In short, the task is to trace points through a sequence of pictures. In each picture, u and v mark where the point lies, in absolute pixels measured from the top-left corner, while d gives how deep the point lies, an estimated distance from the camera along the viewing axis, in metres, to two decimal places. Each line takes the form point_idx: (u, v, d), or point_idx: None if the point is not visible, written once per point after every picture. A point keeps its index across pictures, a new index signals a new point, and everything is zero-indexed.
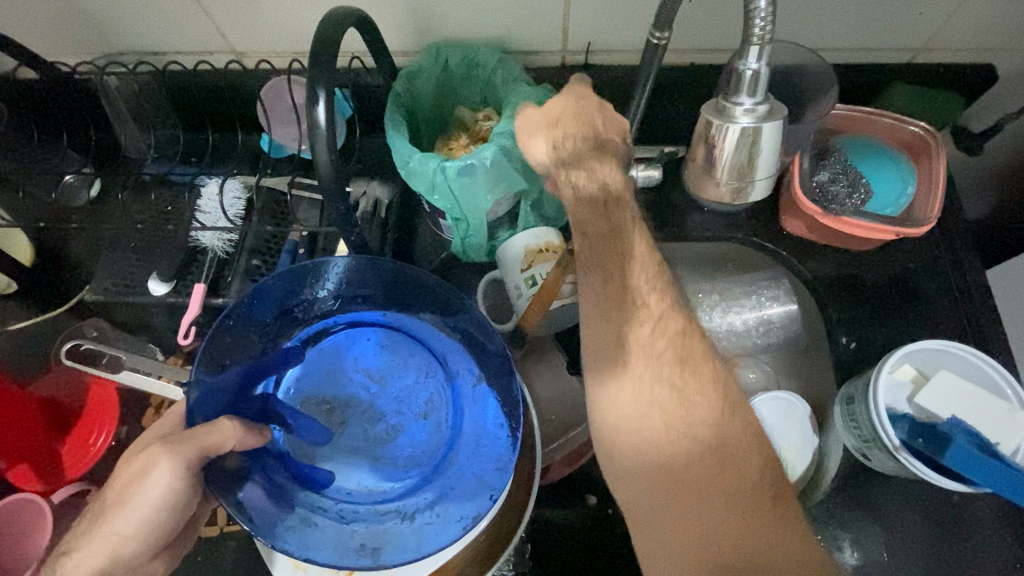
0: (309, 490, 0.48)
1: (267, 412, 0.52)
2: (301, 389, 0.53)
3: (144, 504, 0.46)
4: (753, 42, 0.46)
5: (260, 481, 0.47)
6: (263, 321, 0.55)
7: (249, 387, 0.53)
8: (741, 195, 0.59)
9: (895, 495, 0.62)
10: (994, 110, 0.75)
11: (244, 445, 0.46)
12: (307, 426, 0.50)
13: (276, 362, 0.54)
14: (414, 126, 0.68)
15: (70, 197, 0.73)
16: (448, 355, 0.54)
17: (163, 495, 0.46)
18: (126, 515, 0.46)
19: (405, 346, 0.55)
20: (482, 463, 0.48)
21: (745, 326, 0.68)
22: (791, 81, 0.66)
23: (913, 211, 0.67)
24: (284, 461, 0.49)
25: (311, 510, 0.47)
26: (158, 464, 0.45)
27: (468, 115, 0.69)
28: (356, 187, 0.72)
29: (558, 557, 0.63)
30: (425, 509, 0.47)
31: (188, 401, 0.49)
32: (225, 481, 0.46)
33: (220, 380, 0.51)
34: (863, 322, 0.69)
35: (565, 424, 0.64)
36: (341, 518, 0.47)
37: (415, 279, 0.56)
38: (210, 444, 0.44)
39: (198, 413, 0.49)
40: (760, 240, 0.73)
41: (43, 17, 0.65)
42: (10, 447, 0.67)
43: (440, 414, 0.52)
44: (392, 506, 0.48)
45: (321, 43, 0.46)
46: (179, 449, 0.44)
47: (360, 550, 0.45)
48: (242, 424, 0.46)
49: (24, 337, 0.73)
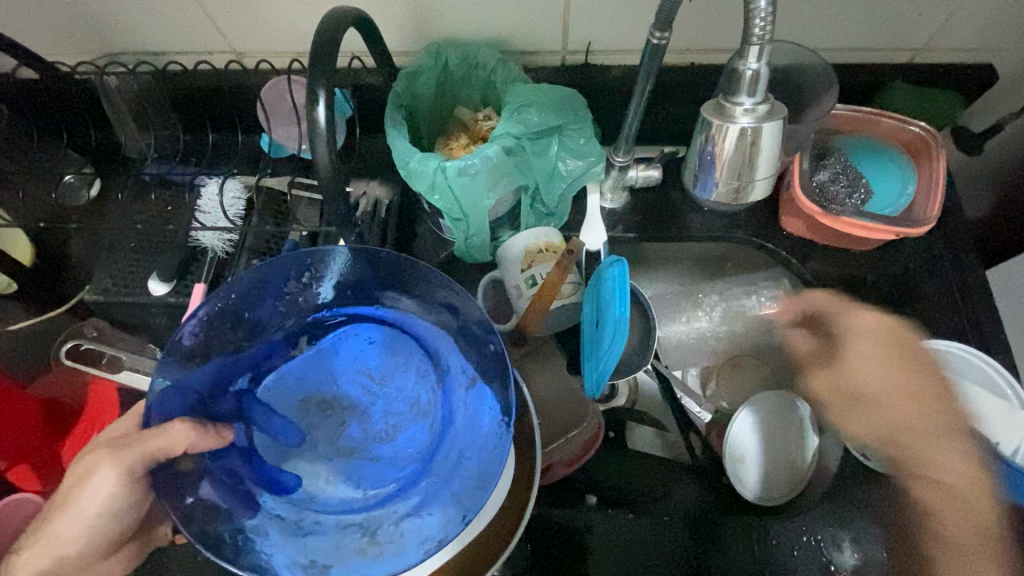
0: (272, 495, 0.47)
1: (240, 411, 0.51)
2: (280, 389, 0.51)
3: (87, 508, 0.50)
4: (753, 43, 0.46)
5: (214, 483, 0.48)
6: (244, 318, 0.55)
7: (225, 385, 0.52)
8: (741, 195, 0.58)
9: (896, 495, 0.62)
10: (995, 109, 0.75)
11: (199, 448, 0.47)
12: (283, 428, 0.49)
13: (256, 359, 0.53)
14: (414, 126, 0.68)
15: (70, 197, 0.73)
16: (441, 356, 0.53)
17: (100, 498, 0.49)
18: (69, 514, 0.50)
19: (398, 346, 0.53)
20: (463, 476, 0.47)
21: (712, 326, 0.73)
22: (792, 81, 0.66)
23: (913, 211, 0.67)
24: (251, 462, 0.48)
25: (268, 518, 0.46)
26: (102, 467, 0.49)
27: (468, 115, 0.69)
28: (356, 188, 0.73)
29: (557, 558, 0.62)
30: (389, 525, 0.46)
31: (150, 399, 0.50)
32: (173, 482, 0.48)
33: (190, 379, 0.52)
34: None
35: (565, 424, 0.64)
36: (299, 529, 0.46)
37: (409, 268, 0.56)
38: (160, 448, 0.47)
39: (158, 412, 0.50)
40: (760, 240, 0.72)
41: (43, 16, 0.65)
42: (10, 447, 0.67)
43: (425, 417, 0.51)
44: (354, 519, 0.46)
45: (321, 43, 0.46)
46: (125, 452, 0.48)
47: (310, 566, 0.44)
48: (195, 426, 0.47)
49: (26, 336, 0.73)
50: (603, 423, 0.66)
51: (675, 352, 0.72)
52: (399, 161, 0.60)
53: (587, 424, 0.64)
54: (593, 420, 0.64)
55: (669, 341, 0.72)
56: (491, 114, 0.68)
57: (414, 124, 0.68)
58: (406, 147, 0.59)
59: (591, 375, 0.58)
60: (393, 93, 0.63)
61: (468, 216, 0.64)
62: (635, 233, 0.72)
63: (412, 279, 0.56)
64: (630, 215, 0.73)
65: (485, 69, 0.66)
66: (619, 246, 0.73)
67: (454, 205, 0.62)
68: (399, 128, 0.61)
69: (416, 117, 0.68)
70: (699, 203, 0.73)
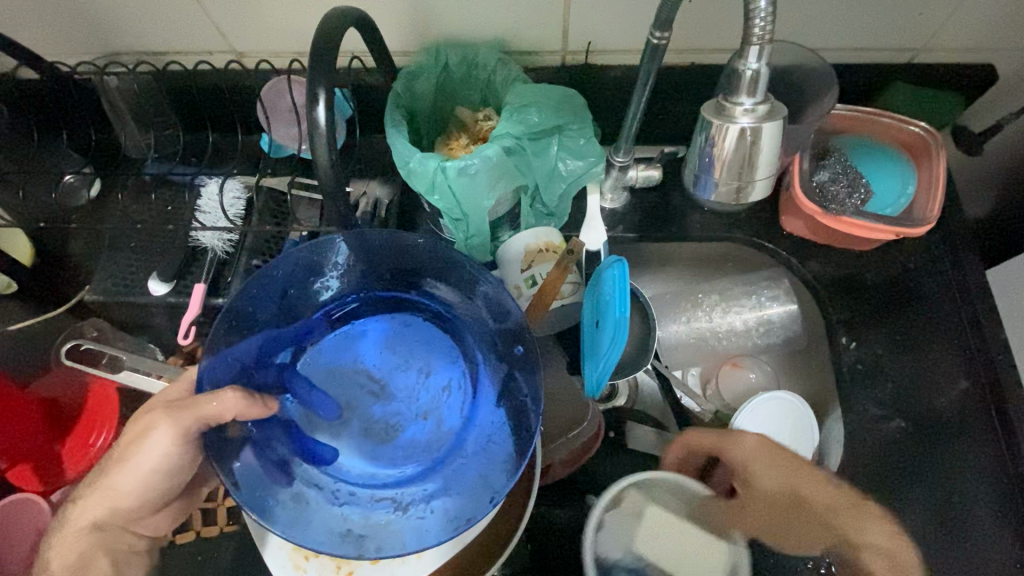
0: (309, 465, 0.48)
1: (282, 384, 0.52)
2: (317, 367, 0.53)
3: (142, 464, 0.50)
4: (753, 42, 0.46)
5: (258, 450, 0.48)
6: (286, 292, 0.55)
7: (267, 356, 0.53)
8: (742, 195, 0.58)
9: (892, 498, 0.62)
10: (994, 109, 0.75)
11: (247, 416, 0.47)
12: (320, 401, 0.51)
13: (298, 335, 0.55)
14: (414, 126, 0.68)
15: (70, 197, 0.72)
16: (471, 346, 0.55)
17: (161, 458, 0.50)
18: (128, 471, 0.50)
19: (428, 331, 0.56)
20: (490, 460, 0.48)
21: (746, 326, 0.71)
22: (792, 81, 0.66)
23: (913, 211, 0.67)
24: (290, 433, 0.50)
25: (307, 487, 0.47)
26: (158, 427, 0.49)
27: (467, 115, 0.69)
28: (357, 187, 0.73)
29: (557, 558, 0.62)
30: (420, 502, 0.47)
31: (200, 364, 0.49)
32: (218, 446, 0.48)
33: (233, 349, 0.51)
34: (863, 323, 0.69)
35: (566, 424, 0.64)
36: (335, 499, 0.47)
37: (441, 253, 0.55)
38: (211, 414, 0.46)
39: (207, 380, 0.49)
40: (759, 240, 0.72)
41: (44, 18, 0.65)
42: (10, 447, 0.67)
43: (454, 401, 0.52)
44: (386, 495, 0.48)
45: (321, 43, 0.46)
46: (180, 414, 0.48)
47: (346, 536, 0.45)
48: (245, 396, 0.46)
49: (24, 337, 0.73)
50: (602, 424, 0.65)
51: (676, 352, 0.72)
52: (400, 160, 0.60)
53: (589, 423, 0.64)
54: (593, 418, 0.64)
55: (668, 342, 0.72)
56: (491, 114, 0.68)
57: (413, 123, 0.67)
58: (406, 148, 0.60)
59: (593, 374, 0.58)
60: (393, 92, 0.63)
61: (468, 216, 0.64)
62: (634, 233, 0.72)
63: (443, 267, 0.56)
64: (631, 215, 0.73)
65: (487, 69, 0.66)
66: (619, 246, 0.73)
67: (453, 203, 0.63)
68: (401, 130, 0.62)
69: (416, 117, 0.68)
70: (699, 203, 0.73)
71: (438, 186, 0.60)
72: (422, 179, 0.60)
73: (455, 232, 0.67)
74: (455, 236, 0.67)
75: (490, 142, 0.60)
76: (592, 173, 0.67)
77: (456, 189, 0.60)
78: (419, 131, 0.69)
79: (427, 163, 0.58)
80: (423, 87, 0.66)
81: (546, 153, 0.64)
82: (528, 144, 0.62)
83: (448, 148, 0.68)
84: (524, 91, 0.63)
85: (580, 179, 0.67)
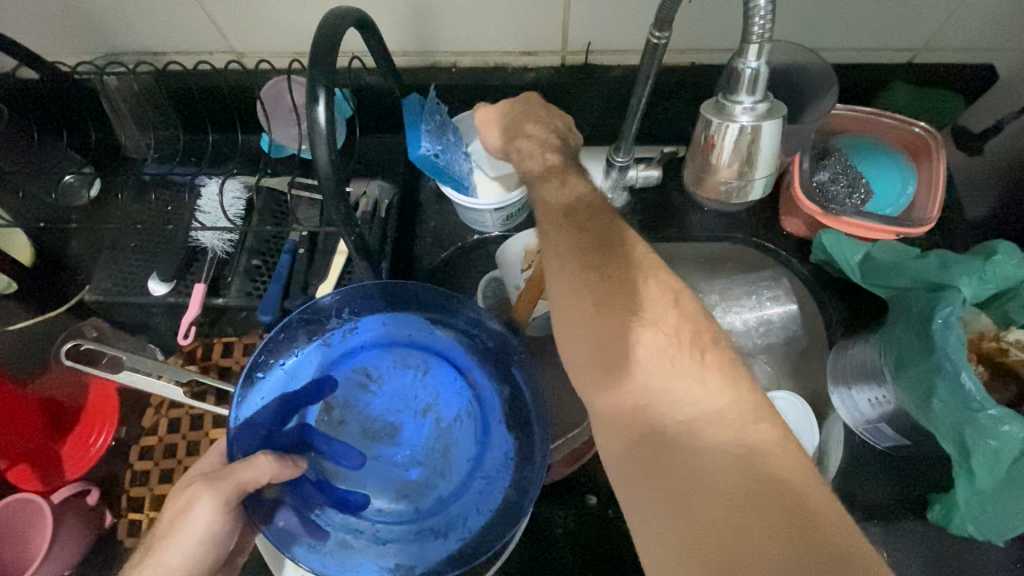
0: (345, 513, 0.49)
1: (303, 438, 0.51)
2: (336, 418, 0.53)
3: (188, 539, 0.45)
4: (752, 41, 0.45)
5: (296, 503, 0.49)
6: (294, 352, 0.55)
7: (284, 419, 0.52)
8: (739, 194, 0.60)
9: (883, 493, 0.64)
10: (994, 110, 0.75)
11: (281, 478, 0.47)
12: (342, 452, 0.51)
13: (311, 394, 0.53)
14: (895, 324, 0.61)
15: (71, 196, 0.74)
16: (471, 372, 0.55)
17: (207, 530, 0.46)
18: (174, 550, 0.45)
19: (431, 370, 0.55)
20: (520, 478, 0.49)
21: (746, 326, 0.70)
22: (793, 81, 0.67)
23: (912, 211, 0.68)
24: (322, 487, 0.50)
25: (348, 533, 0.48)
26: (200, 501, 0.45)
27: (990, 326, 0.61)
28: (356, 187, 0.71)
29: (557, 561, 0.63)
30: (455, 525, 0.49)
31: (228, 436, 0.50)
32: (258, 506, 0.48)
33: (257, 416, 0.52)
34: (845, 321, 0.71)
35: (564, 424, 0.61)
36: (377, 539, 0.48)
37: (410, 293, 0.56)
38: (247, 479, 0.45)
39: (237, 448, 0.50)
40: (759, 240, 0.74)
41: (42, 17, 0.65)
42: (11, 446, 0.67)
43: (463, 430, 0.53)
44: (423, 524, 0.49)
45: (320, 44, 0.45)
46: (218, 484, 0.45)
47: (396, 568, 0.47)
48: (277, 458, 0.46)
49: (25, 337, 0.73)
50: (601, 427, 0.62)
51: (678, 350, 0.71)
52: (908, 318, 0.59)
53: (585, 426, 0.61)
54: None
55: None
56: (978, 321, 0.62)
57: (888, 354, 0.60)
58: (967, 377, 0.51)
59: (414, 128, 0.59)
60: (908, 353, 0.58)
61: (913, 382, 0.57)
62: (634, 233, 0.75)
63: (439, 308, 0.56)
64: (630, 215, 0.75)
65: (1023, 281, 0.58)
66: None
67: (907, 368, 0.57)
68: (863, 278, 0.66)
69: (921, 286, 0.60)
70: (700, 203, 0.75)
71: (929, 396, 0.55)
72: (918, 394, 0.56)
73: (940, 360, 0.53)
74: (944, 377, 0.53)
75: (940, 290, 0.57)
76: (969, 262, 0.58)
77: (930, 379, 0.55)
78: (896, 330, 0.60)
79: (920, 365, 0.56)
80: (897, 325, 0.61)
81: (954, 275, 0.57)
82: (931, 271, 0.59)
83: (909, 340, 0.58)
84: (971, 267, 0.58)
85: (943, 257, 0.59)
